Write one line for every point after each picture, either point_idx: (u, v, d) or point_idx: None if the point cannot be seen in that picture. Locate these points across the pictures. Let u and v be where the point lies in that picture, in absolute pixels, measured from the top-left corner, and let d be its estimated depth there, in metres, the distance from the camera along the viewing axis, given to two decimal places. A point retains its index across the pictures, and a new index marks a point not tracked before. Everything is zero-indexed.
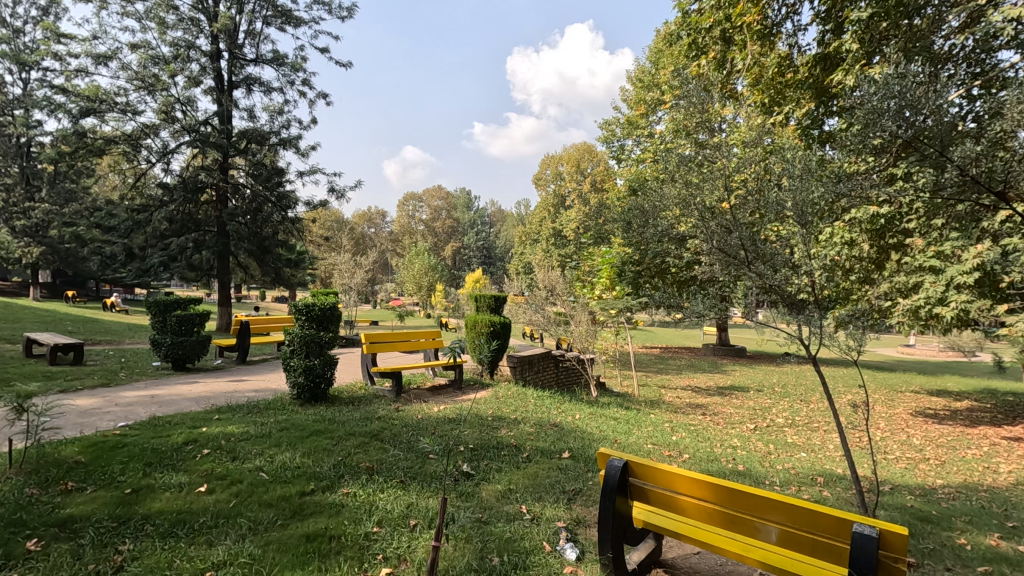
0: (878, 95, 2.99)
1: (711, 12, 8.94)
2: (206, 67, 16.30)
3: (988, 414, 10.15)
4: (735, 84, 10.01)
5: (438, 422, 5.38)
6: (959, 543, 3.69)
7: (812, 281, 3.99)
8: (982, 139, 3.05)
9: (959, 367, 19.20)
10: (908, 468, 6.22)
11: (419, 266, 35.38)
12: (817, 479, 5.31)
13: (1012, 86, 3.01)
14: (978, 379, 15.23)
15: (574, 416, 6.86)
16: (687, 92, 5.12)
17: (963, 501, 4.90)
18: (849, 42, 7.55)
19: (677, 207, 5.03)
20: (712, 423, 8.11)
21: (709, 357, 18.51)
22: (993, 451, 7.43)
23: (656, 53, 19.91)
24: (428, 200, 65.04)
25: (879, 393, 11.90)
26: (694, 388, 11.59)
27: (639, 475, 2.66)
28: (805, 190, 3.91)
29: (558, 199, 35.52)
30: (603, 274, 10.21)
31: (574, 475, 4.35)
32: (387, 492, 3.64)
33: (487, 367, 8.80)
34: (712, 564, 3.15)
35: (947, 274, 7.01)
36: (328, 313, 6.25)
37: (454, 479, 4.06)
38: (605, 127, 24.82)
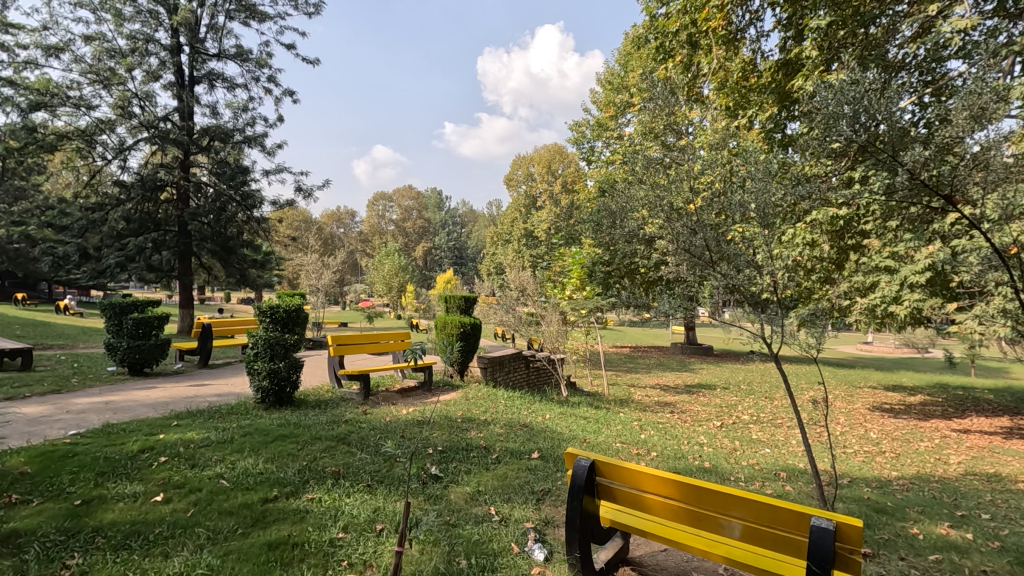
0: (835, 100, 3.09)
1: (677, 16, 9.14)
2: (166, 61, 15.77)
3: (939, 408, 10.60)
4: (702, 88, 10.21)
5: (406, 425, 5.32)
6: (912, 533, 3.83)
7: (774, 282, 4.10)
8: (931, 143, 3.17)
9: (913, 363, 19.96)
10: (865, 461, 6.45)
11: (390, 266, 34.95)
12: (780, 474, 5.45)
13: (960, 93, 3.14)
14: (931, 375, 15.89)
15: (544, 416, 6.89)
16: (654, 93, 5.19)
17: (916, 492, 5.11)
18: (809, 49, 7.80)
19: (644, 208, 5.10)
20: (680, 420, 8.25)
21: (677, 355, 18.85)
22: (944, 443, 7.76)
23: (625, 56, 20.17)
24: (399, 200, 64.48)
25: (839, 389, 12.33)
26: (663, 387, 11.76)
27: (606, 474, 2.68)
28: (766, 192, 4.02)
29: (530, 199, 35.66)
30: (573, 275, 10.25)
31: (543, 475, 4.36)
32: (353, 497, 3.58)
33: (458, 368, 8.77)
34: (678, 561, 3.20)
35: (900, 274, 7.33)
36: (293, 315, 6.12)
37: (422, 481, 4.01)
38: (575, 129, 25.07)
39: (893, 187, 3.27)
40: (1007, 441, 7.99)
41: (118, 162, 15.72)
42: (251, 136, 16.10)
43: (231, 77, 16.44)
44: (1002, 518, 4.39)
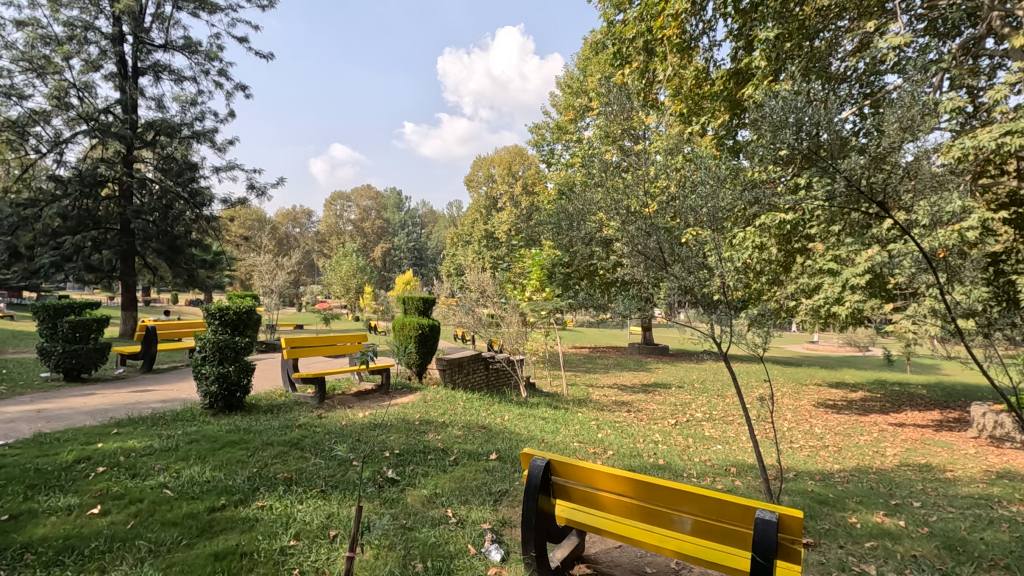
0: (779, 108, 3.25)
1: (633, 23, 9.41)
2: (107, 51, 15.01)
3: (878, 403, 11.19)
4: (658, 95, 10.51)
5: (362, 428, 5.22)
6: (850, 522, 4.03)
7: (723, 283, 4.25)
8: (867, 152, 3.35)
9: (854, 361, 20.99)
10: (810, 455, 6.75)
11: (348, 267, 34.26)
12: (730, 469, 5.64)
13: (893, 105, 3.33)
14: (870, 372, 16.79)
15: (503, 417, 6.90)
16: (611, 99, 5.29)
17: (856, 483, 5.38)
18: (758, 59, 8.10)
19: (602, 211, 5.19)
20: (636, 419, 8.43)
21: (634, 355, 19.23)
22: (881, 437, 8.19)
23: (584, 61, 20.49)
24: (357, 200, 63.41)
25: (787, 387, 12.83)
26: (621, 387, 11.95)
27: (561, 473, 2.70)
28: (716, 198, 4.15)
29: (490, 200, 35.68)
30: (534, 276, 10.48)
31: (501, 476, 4.37)
32: (306, 503, 3.49)
33: (416, 371, 8.68)
34: (632, 557, 3.27)
35: (842, 276, 7.70)
36: (244, 317, 5.94)
37: (378, 485, 3.95)
38: (535, 131, 25.28)
39: (833, 193, 3.43)
40: (938, 433, 8.51)
41: (54, 156, 14.85)
42: (199, 130, 15.50)
43: (179, 69, 15.79)
44: (932, 505, 4.68)
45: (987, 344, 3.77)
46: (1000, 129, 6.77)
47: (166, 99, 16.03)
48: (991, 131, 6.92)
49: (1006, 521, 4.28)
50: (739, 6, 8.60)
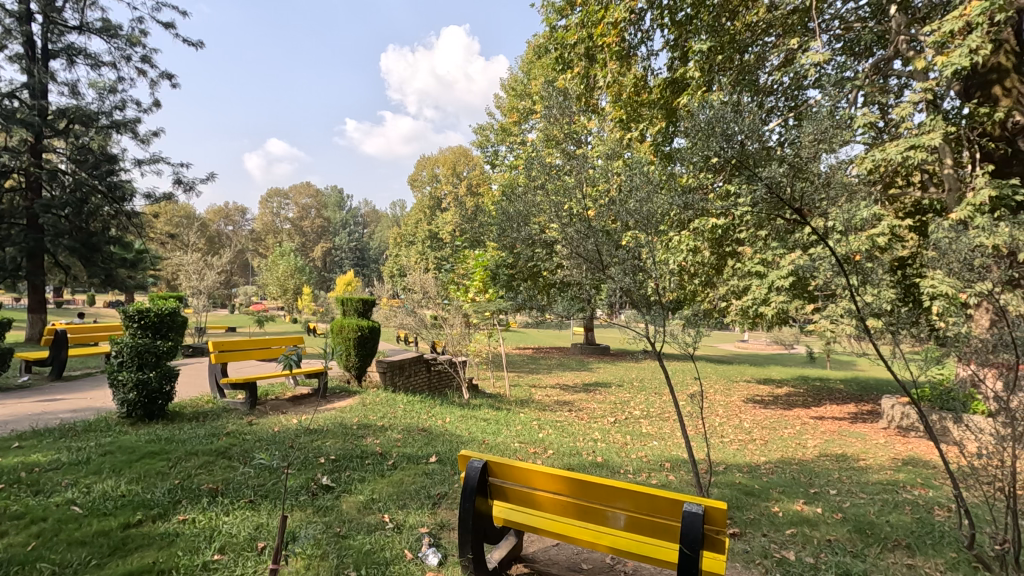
0: (709, 116, 3.39)
1: (575, 29, 9.58)
2: (12, 30, 13.76)
3: (801, 398, 11.92)
4: (599, 100, 10.75)
5: (296, 434, 5.03)
6: (773, 511, 4.26)
7: (657, 285, 4.39)
8: (789, 161, 3.54)
9: (780, 359, 22.33)
10: (739, 448, 7.10)
11: (284, 267, 32.98)
12: (665, 465, 5.84)
13: (810, 118, 3.55)
14: (794, 368, 17.84)
15: (444, 419, 6.85)
16: (552, 102, 5.34)
17: (779, 474, 5.70)
18: (692, 70, 8.41)
19: (542, 214, 5.24)
20: (577, 418, 8.58)
21: (577, 355, 19.59)
22: (803, 430, 8.71)
23: (528, 65, 20.72)
24: (295, 197, 61.16)
25: (719, 384, 13.44)
26: (563, 387, 12.12)
27: (498, 474, 2.71)
28: (650, 202, 4.29)
29: (434, 200, 35.37)
30: (476, 277, 10.48)
31: (440, 479, 4.32)
32: (233, 515, 3.33)
33: (355, 374, 8.47)
34: (569, 554, 3.32)
35: (769, 278, 8.16)
36: (167, 319, 5.59)
37: (312, 493, 3.82)
38: (479, 133, 25.30)
39: (757, 199, 3.61)
40: (853, 425, 9.15)
41: None
42: (119, 120, 14.48)
43: (95, 53, 14.68)
44: (846, 492, 5.03)
45: (894, 341, 4.07)
46: (905, 143, 7.36)
47: (81, 86, 14.86)
48: (898, 145, 7.51)
49: (909, 505, 4.65)
50: (675, 17, 8.93)
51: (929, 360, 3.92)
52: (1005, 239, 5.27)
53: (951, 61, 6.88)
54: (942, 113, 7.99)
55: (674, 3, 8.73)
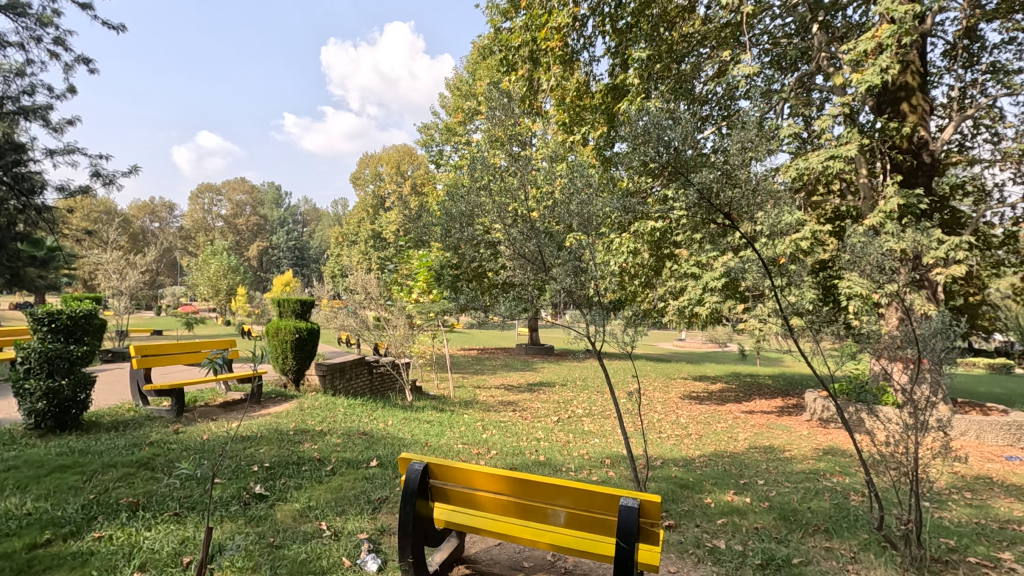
0: (647, 122, 3.50)
1: (520, 32, 9.64)
2: None
3: (733, 393, 12.51)
4: (543, 103, 10.88)
5: (227, 442, 4.80)
6: (706, 502, 4.46)
7: (597, 285, 4.49)
8: (720, 166, 3.71)
9: (715, 356, 23.34)
10: (676, 443, 7.37)
11: (216, 267, 31.38)
12: (605, 461, 5.98)
13: (740, 126, 3.73)
14: (727, 365, 18.72)
15: (386, 422, 6.72)
16: (496, 103, 5.35)
17: (712, 467, 5.96)
18: (633, 76, 8.66)
19: (486, 215, 5.25)
20: (521, 418, 8.64)
21: (521, 355, 19.76)
22: (735, 423, 9.15)
23: (473, 65, 20.72)
24: (229, 194, 58.38)
25: (658, 381, 13.89)
26: (507, 387, 12.18)
27: (440, 475, 2.69)
28: (590, 205, 4.38)
29: (378, 199, 34.66)
30: (420, 277, 10.35)
31: (381, 483, 4.24)
32: (155, 529, 3.14)
33: (292, 378, 8.18)
34: (511, 553, 3.34)
35: (704, 280, 8.52)
36: (81, 323, 5.21)
37: (244, 503, 3.66)
38: (424, 132, 25.02)
39: (691, 203, 3.76)
40: (780, 418, 9.70)
41: None
42: None
43: None
44: (772, 482, 5.32)
45: (815, 339, 4.34)
46: (826, 153, 7.88)
47: None
48: (819, 155, 8.02)
49: (828, 491, 4.98)
50: (616, 25, 9.16)
51: (844, 355, 4.21)
52: (911, 245, 5.73)
53: (865, 78, 7.42)
54: (858, 126, 8.60)
55: (615, 11, 8.96)
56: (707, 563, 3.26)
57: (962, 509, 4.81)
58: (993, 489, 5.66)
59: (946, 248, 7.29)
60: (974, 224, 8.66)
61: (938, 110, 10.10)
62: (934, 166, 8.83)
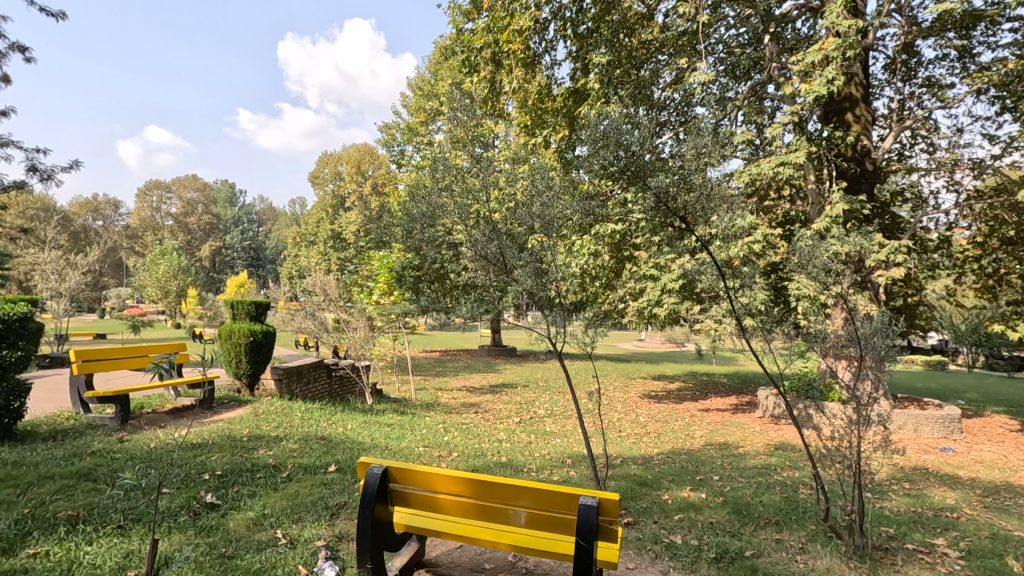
0: (607, 126, 3.56)
1: (482, 33, 9.64)
2: None
3: (690, 392, 12.86)
4: (505, 105, 10.92)
5: (177, 450, 4.61)
6: (664, 499, 4.56)
7: (558, 287, 4.53)
8: (677, 171, 3.82)
9: (673, 356, 23.90)
10: (635, 441, 7.52)
11: (165, 267, 30.05)
12: (566, 461, 6.05)
13: (695, 133, 3.83)
14: (684, 364, 19.25)
15: (345, 426, 6.60)
16: (459, 104, 5.34)
17: (670, 464, 6.11)
18: (593, 81, 8.79)
19: (447, 216, 5.23)
20: (483, 419, 8.64)
21: (484, 357, 19.77)
22: (692, 421, 9.40)
23: (435, 65, 20.63)
24: (180, 191, 56.16)
25: (618, 381, 14.15)
26: (469, 388, 12.15)
27: (399, 479, 2.65)
28: (551, 208, 4.42)
29: (337, 199, 34.00)
30: (381, 279, 10.22)
31: (339, 489, 4.15)
32: (98, 543, 2.98)
33: (247, 383, 7.93)
34: (472, 555, 3.33)
35: (662, 281, 8.72)
36: (15, 327, 4.94)
37: (194, 513, 3.52)
38: (385, 131, 24.70)
39: (648, 207, 3.85)
40: (734, 415, 10.03)
41: None
42: None
43: None
44: (726, 477, 5.50)
45: (766, 339, 4.50)
46: (776, 160, 8.19)
47: None
48: (770, 162, 8.33)
49: (779, 485, 5.18)
50: (577, 30, 9.29)
51: (794, 354, 4.38)
52: (854, 248, 6.02)
53: (813, 88, 7.75)
54: (806, 134, 8.98)
55: (576, 16, 9.08)
56: (664, 559, 3.34)
57: (902, 499, 5.07)
58: (928, 479, 6.00)
59: (887, 252, 7.70)
60: (912, 229, 9.17)
61: (879, 120, 10.63)
62: (875, 174, 9.31)
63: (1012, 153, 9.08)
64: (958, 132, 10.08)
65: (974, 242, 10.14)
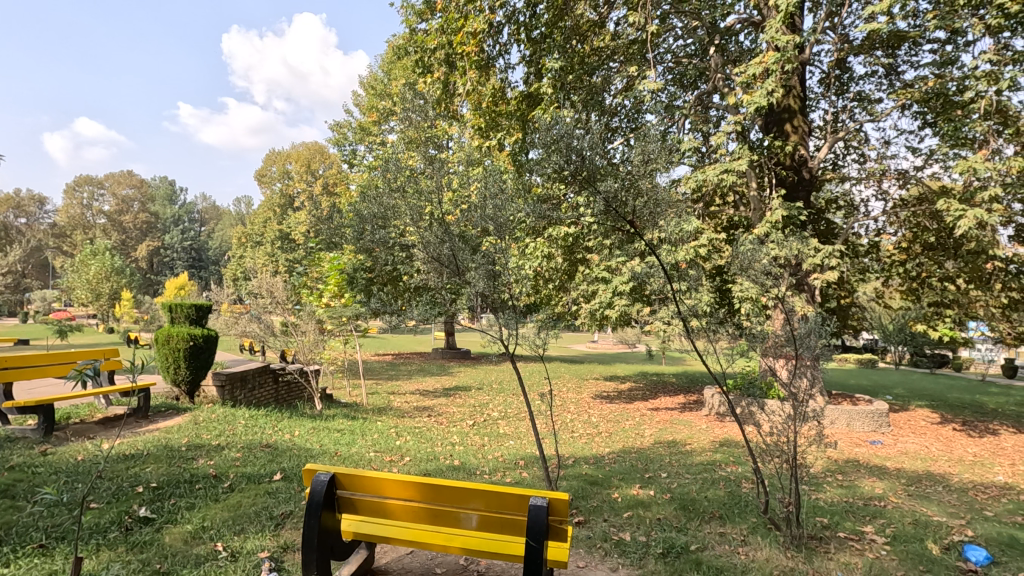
0: (558, 130, 3.61)
1: (435, 34, 9.57)
2: None
3: (640, 392, 13.17)
4: (459, 107, 10.88)
5: (107, 463, 4.35)
6: (614, 497, 4.65)
7: (509, 290, 4.56)
8: (625, 176, 3.90)
9: (624, 357, 24.41)
10: (587, 441, 7.63)
11: (97, 268, 28.29)
12: (519, 463, 6.08)
13: (643, 140, 3.93)
14: (635, 364, 19.72)
15: (292, 432, 6.39)
16: (411, 104, 5.28)
17: (620, 462, 6.23)
18: (546, 86, 8.88)
19: (398, 218, 5.16)
20: (436, 423, 8.56)
21: (437, 360, 19.62)
22: (642, 420, 9.62)
23: (388, 65, 20.34)
24: (114, 188, 53.03)
25: (571, 382, 14.32)
26: (422, 392, 12.02)
27: (347, 486, 2.59)
28: (504, 211, 4.44)
29: (286, 199, 32.96)
30: (331, 281, 9.98)
31: (285, 498, 4.02)
32: (15, 565, 2.77)
33: (186, 390, 7.56)
34: (423, 560, 3.29)
35: (613, 284, 8.90)
36: None
37: (126, 528, 3.33)
38: (336, 130, 24.16)
39: (598, 211, 3.92)
40: (682, 413, 10.33)
41: None
42: None
43: None
44: (673, 474, 5.66)
45: (710, 340, 4.67)
46: (721, 167, 8.50)
47: None
48: (715, 169, 8.63)
49: (723, 480, 5.37)
50: (531, 35, 9.37)
51: (736, 353, 4.55)
52: (792, 252, 6.33)
53: (754, 99, 8.09)
54: (748, 143, 9.36)
55: (529, 20, 9.17)
56: (613, 556, 3.40)
57: (835, 490, 5.36)
58: (859, 471, 6.36)
59: (821, 256, 8.13)
60: (845, 235, 9.72)
61: (816, 131, 11.22)
62: (811, 182, 9.82)
63: (932, 164, 9.76)
64: (885, 144, 10.76)
65: (900, 247, 10.96)
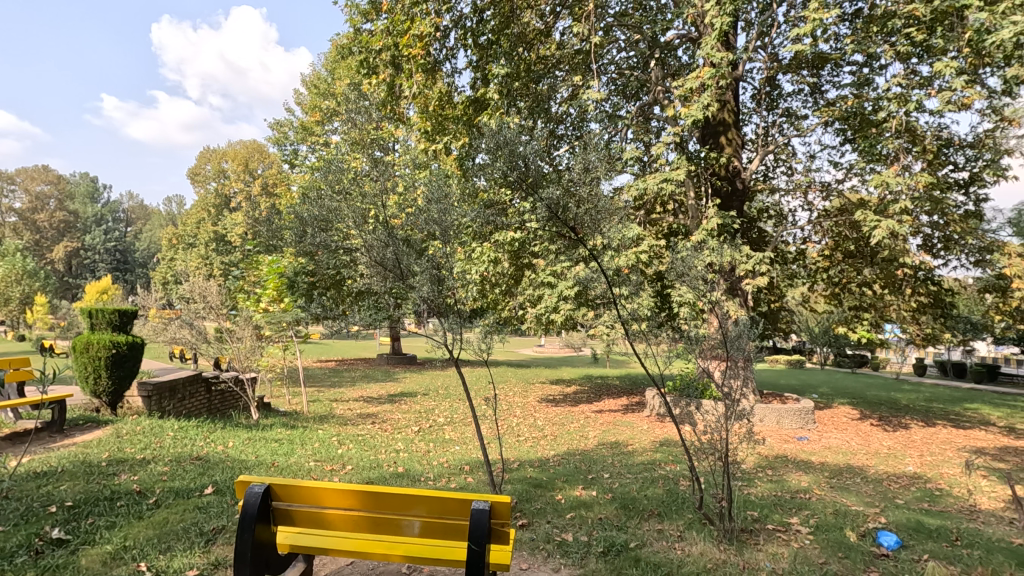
0: (503, 136, 3.67)
1: (381, 35, 9.46)
2: None
3: (585, 394, 13.41)
4: (405, 110, 10.78)
5: (16, 481, 4.02)
6: (557, 499, 4.72)
7: (453, 294, 4.55)
8: (567, 184, 3.99)
9: (570, 361, 24.74)
10: (532, 444, 7.69)
11: (5, 271, 26.01)
12: (464, 468, 6.06)
13: (585, 149, 4.03)
14: (580, 368, 20.07)
15: (226, 443, 6.10)
16: (354, 105, 5.19)
17: (564, 464, 6.33)
18: (493, 92, 8.95)
19: (339, 220, 5.04)
20: (380, 430, 8.41)
21: (382, 365, 19.25)
22: (586, 422, 9.80)
23: (332, 64, 19.85)
24: (26, 183, 48.98)
25: (517, 386, 14.40)
26: (366, 399, 11.76)
27: (283, 497, 2.50)
28: (448, 215, 4.42)
29: (221, 199, 31.49)
30: (270, 285, 9.63)
31: (217, 512, 3.84)
32: None
33: (108, 401, 7.09)
34: (364, 571, 3.22)
35: (558, 288, 9.04)
36: None
37: (36, 552, 3.09)
38: (276, 128, 23.32)
39: (542, 217, 3.98)
40: (624, 415, 10.60)
41: None
42: None
43: None
44: (615, 475, 5.80)
45: (649, 342, 4.82)
46: (661, 176, 8.82)
47: None
48: (655, 177, 8.94)
49: (662, 479, 5.55)
50: (478, 40, 9.42)
51: (674, 356, 4.73)
52: (725, 258, 6.65)
53: (691, 112, 8.46)
54: (686, 153, 9.76)
55: (476, 26, 9.21)
56: (556, 556, 3.45)
57: (765, 484, 5.66)
58: (788, 466, 6.74)
59: (753, 262, 8.57)
60: (774, 242, 10.29)
61: (749, 144, 11.86)
62: (744, 192, 10.34)
63: (851, 178, 10.50)
64: (811, 158, 11.50)
65: (823, 254, 11.52)
